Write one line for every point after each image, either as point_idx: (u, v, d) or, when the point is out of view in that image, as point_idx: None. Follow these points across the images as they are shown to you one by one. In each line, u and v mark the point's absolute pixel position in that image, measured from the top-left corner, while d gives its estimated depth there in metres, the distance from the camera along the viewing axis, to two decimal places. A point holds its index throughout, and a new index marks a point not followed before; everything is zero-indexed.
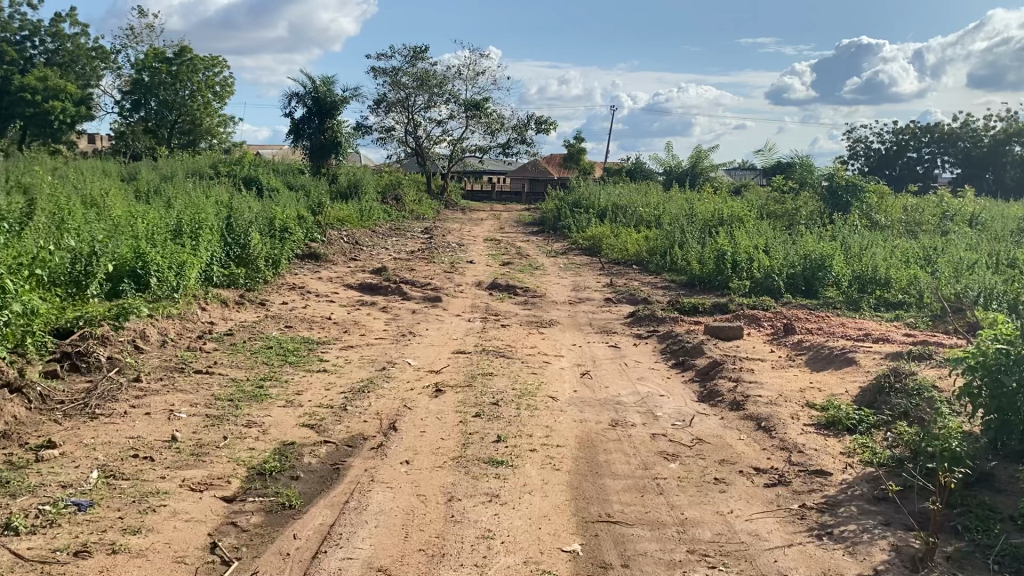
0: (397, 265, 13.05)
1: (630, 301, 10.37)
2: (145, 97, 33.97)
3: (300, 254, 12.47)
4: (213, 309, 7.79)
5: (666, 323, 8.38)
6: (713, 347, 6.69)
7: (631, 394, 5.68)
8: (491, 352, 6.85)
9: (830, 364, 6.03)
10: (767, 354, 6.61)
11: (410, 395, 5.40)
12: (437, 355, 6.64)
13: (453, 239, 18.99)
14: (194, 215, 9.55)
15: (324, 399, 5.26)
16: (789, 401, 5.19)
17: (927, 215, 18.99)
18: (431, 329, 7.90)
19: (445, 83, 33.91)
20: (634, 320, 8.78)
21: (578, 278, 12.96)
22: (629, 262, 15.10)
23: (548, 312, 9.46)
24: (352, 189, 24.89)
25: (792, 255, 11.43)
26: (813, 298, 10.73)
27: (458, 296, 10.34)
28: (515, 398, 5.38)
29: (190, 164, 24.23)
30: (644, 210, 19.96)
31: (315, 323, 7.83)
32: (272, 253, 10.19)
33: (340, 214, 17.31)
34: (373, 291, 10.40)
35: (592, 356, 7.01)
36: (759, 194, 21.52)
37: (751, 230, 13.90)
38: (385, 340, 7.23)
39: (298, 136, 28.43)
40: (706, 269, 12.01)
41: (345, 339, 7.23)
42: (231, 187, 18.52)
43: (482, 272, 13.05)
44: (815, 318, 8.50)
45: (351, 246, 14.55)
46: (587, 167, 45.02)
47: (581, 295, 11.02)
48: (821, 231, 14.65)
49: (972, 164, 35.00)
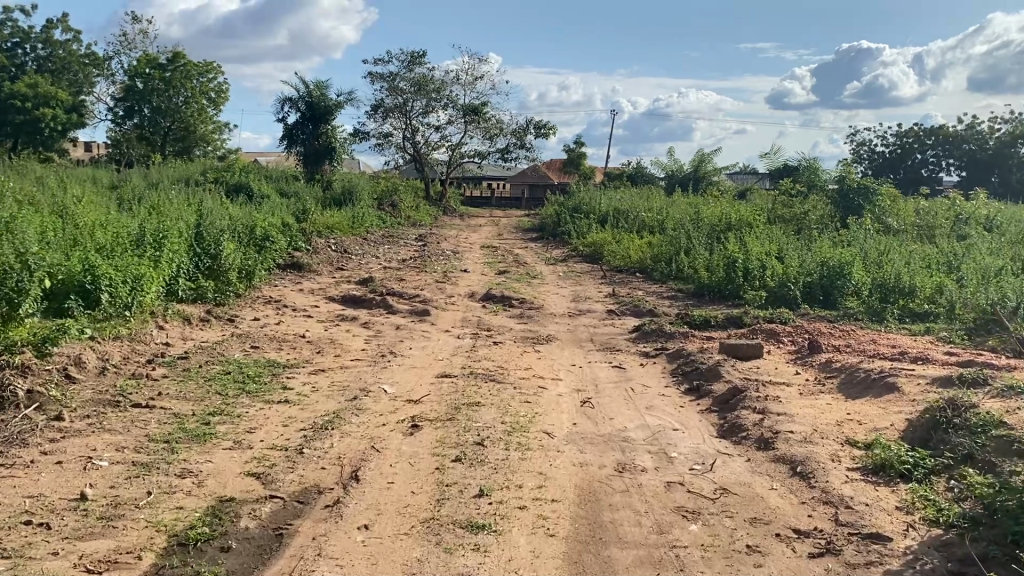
0: (386, 275, 12.29)
1: (635, 312, 9.60)
2: (138, 103, 33.29)
3: (282, 265, 11.72)
4: (173, 328, 7.02)
5: (676, 340, 7.61)
6: (731, 370, 5.91)
7: (639, 428, 4.89)
8: (479, 376, 6.06)
9: (868, 391, 5.23)
10: (793, 378, 5.83)
11: (380, 433, 4.61)
12: (418, 380, 5.86)
13: (449, 246, 18.23)
14: (160, 223, 8.77)
15: (278, 439, 4.47)
16: (826, 439, 4.39)
17: (941, 219, 18.22)
18: (414, 348, 7.13)
19: (443, 88, 33.24)
20: (640, 335, 8.00)
21: (579, 287, 12.19)
22: (632, 270, 14.33)
23: (545, 326, 8.69)
24: (347, 195, 24.14)
25: (808, 263, 10.66)
26: (832, 308, 9.94)
27: (449, 309, 9.57)
28: (503, 435, 4.59)
29: (180, 171, 23.53)
30: (647, 215, 19.21)
31: (286, 343, 7.05)
32: (248, 264, 9.42)
33: (330, 221, 16.57)
34: (357, 304, 9.63)
35: (594, 378, 6.23)
36: (766, 197, 20.78)
37: (760, 235, 13.13)
38: (362, 363, 6.45)
39: (292, 142, 27.61)
40: (715, 277, 11.24)
41: (316, 361, 6.45)
42: (218, 194, 17.80)
43: (476, 282, 12.29)
44: (839, 332, 7.71)
45: (338, 255, 13.81)
46: (588, 172, 44.30)
47: (582, 306, 10.25)
48: (834, 236, 13.89)
49: (978, 167, 34.18)
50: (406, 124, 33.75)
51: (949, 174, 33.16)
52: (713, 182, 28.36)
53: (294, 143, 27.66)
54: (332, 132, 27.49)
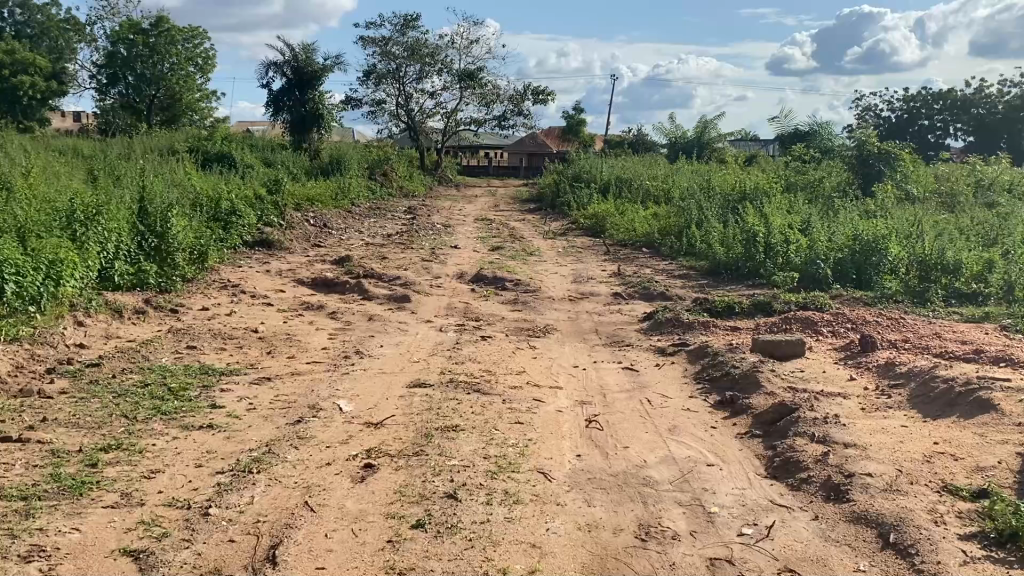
0: (368, 253, 11.13)
1: (645, 296, 8.45)
2: (122, 71, 31.72)
3: (249, 242, 10.55)
4: (95, 325, 5.86)
5: (695, 334, 6.46)
6: (770, 376, 4.76)
7: (661, 463, 3.75)
8: (460, 385, 4.90)
9: (952, 409, 4.09)
10: (849, 386, 4.70)
11: (322, 478, 3.47)
12: (384, 393, 4.72)
13: (441, 219, 17.04)
14: (95, 197, 7.57)
15: (182, 491, 3.33)
16: (919, 488, 3.25)
17: (965, 186, 16.97)
18: (386, 345, 5.97)
19: (437, 52, 31.77)
20: (653, 326, 6.86)
21: (580, 265, 11.03)
22: (637, 244, 13.15)
23: (542, 314, 7.54)
24: (334, 164, 22.89)
25: (837, 237, 9.49)
26: (866, 288, 8.79)
27: (433, 293, 8.43)
28: (484, 480, 3.45)
29: (159, 141, 22.25)
30: (651, 184, 18.01)
31: (231, 341, 5.90)
32: (203, 244, 8.21)
33: (312, 193, 15.34)
34: (328, 288, 8.46)
35: (602, 386, 5.10)
36: (778, 163, 19.54)
37: (778, 206, 11.93)
38: (318, 367, 5.30)
39: (278, 109, 26.19)
40: (732, 253, 10.08)
41: (263, 366, 5.30)
42: (195, 165, 16.59)
43: (466, 259, 11.14)
44: (887, 321, 6.58)
45: (317, 230, 12.65)
46: (588, 140, 42.91)
47: (584, 288, 9.10)
48: (858, 205, 12.71)
49: (986, 132, 32.65)
50: (399, 90, 32.33)
51: (958, 135, 31.72)
52: (718, 148, 27.10)
53: (279, 111, 26.18)
54: (320, 98, 26.09)
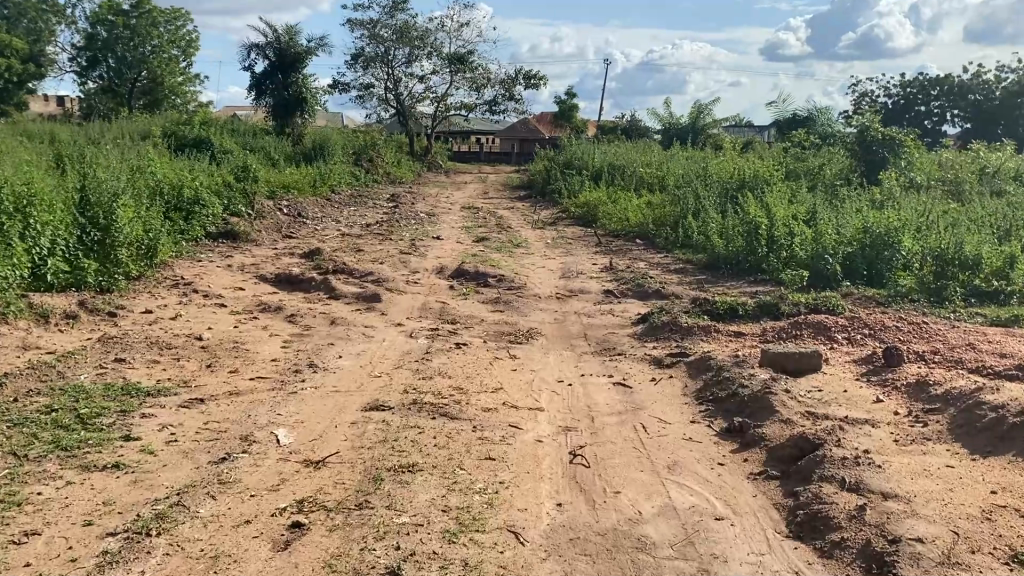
0: (343, 245, 10.41)
1: (639, 294, 7.76)
2: (102, 54, 30.79)
3: (213, 234, 9.81)
4: (11, 334, 5.12)
5: (695, 341, 5.77)
6: (785, 399, 4.07)
7: (660, 516, 3.07)
8: (424, 407, 4.21)
9: (1005, 444, 3.42)
10: (876, 411, 4.03)
11: (236, 544, 2.78)
12: (332, 421, 4.02)
13: (426, 207, 16.29)
14: (29, 186, 6.80)
15: (55, 564, 2.64)
16: (984, 560, 2.58)
17: (969, 174, 16.29)
18: (345, 356, 5.26)
19: (427, 35, 30.86)
20: (649, 331, 6.17)
21: (570, 259, 10.33)
22: (630, 235, 12.46)
23: (526, 315, 6.84)
24: (318, 150, 22.08)
25: (844, 229, 8.81)
26: (877, 285, 8.13)
27: (408, 291, 7.73)
28: (439, 546, 2.76)
29: (134, 126, 21.37)
30: (645, 171, 17.33)
31: (169, 352, 5.18)
32: (153, 237, 7.47)
33: (288, 180, 14.57)
34: (293, 286, 7.73)
35: (589, 408, 4.41)
36: (775, 150, 18.85)
37: (780, 195, 11.26)
38: (262, 385, 4.59)
39: (260, 92, 25.30)
40: (732, 246, 9.40)
41: (198, 384, 4.58)
42: (167, 150, 15.77)
43: (448, 252, 10.44)
44: (908, 326, 5.91)
45: (291, 220, 11.93)
46: (581, 125, 42.07)
47: (573, 285, 8.40)
48: (863, 194, 12.04)
49: (983, 119, 31.83)
50: (388, 74, 31.43)
51: (954, 123, 31.06)
52: (713, 135, 26.36)
53: (262, 94, 25.30)
54: (304, 81, 25.22)
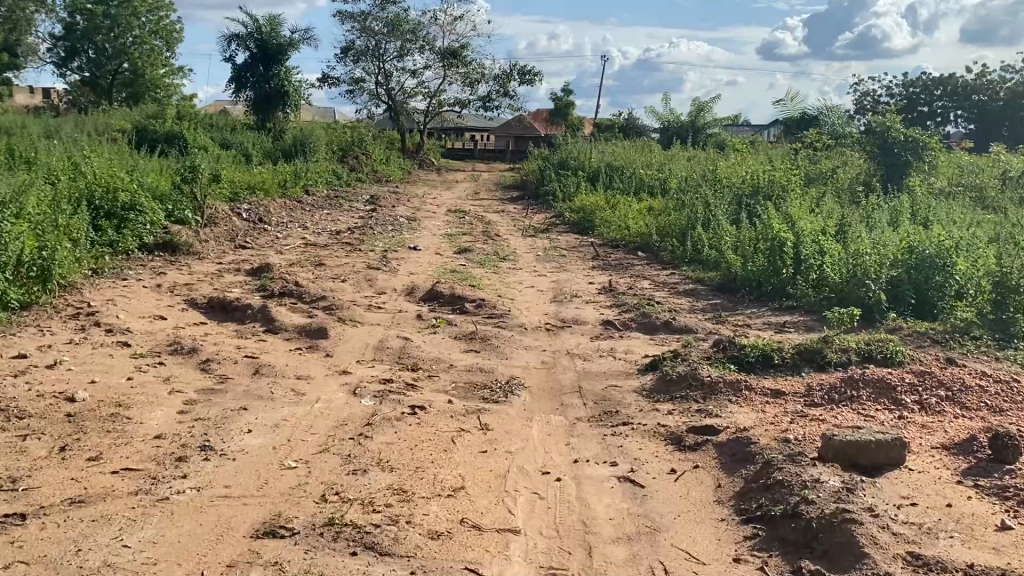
0: (304, 258, 9.08)
1: (645, 326, 6.43)
2: (81, 45, 29.43)
3: (149, 245, 8.43)
4: None
5: (722, 406, 4.46)
6: (875, 531, 2.77)
7: None
8: (343, 535, 2.88)
9: None
10: (1011, 551, 2.73)
11: None
12: (202, 566, 2.69)
13: (408, 211, 14.95)
14: None
15: None
16: None
17: (996, 178, 14.95)
18: (256, 431, 3.91)
19: (420, 29, 29.49)
20: (661, 384, 4.85)
21: (564, 275, 9.03)
22: (630, 246, 11.16)
23: (507, 357, 5.52)
24: (298, 145, 20.67)
25: (885, 247, 7.51)
26: (927, 316, 6.83)
27: (368, 320, 6.42)
28: None
29: (103, 119, 19.95)
30: (645, 173, 16.02)
31: (14, 427, 3.79)
32: (50, 255, 6.08)
33: (253, 180, 13.19)
34: (226, 314, 6.37)
35: (585, 526, 3.09)
36: (783, 151, 17.50)
37: (801, 203, 9.95)
38: (122, 488, 3.23)
39: (240, 85, 23.82)
40: (752, 265, 8.07)
41: (28, 487, 3.21)
42: (125, 147, 14.36)
43: (425, 266, 9.13)
44: (996, 385, 4.60)
45: (250, 227, 10.58)
46: (577, 123, 40.55)
47: (565, 312, 7.08)
48: (891, 202, 10.75)
49: (988, 118, 30.31)
50: (378, 69, 29.86)
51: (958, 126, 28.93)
52: (714, 134, 25.00)
53: (242, 87, 23.80)
54: (286, 74, 23.78)
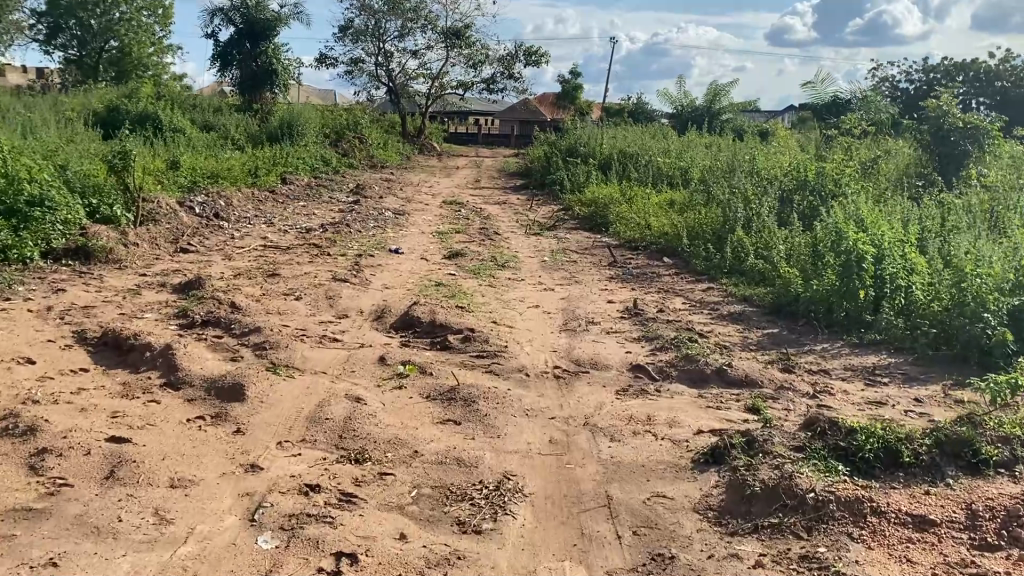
0: (255, 265, 7.36)
1: (691, 377, 4.72)
2: (65, 19, 27.24)
3: (59, 251, 6.71)
4: None
5: (844, 557, 2.74)
6: None
7: None
8: None
9: None
10: None
11: None
12: None
13: (398, 203, 13.19)
14: None
15: None
16: None
17: None
18: None
19: (422, 6, 27.49)
20: (735, 503, 3.12)
21: (576, 290, 7.31)
22: (651, 248, 9.42)
23: (499, 435, 3.80)
24: (286, 128, 18.81)
25: (993, 261, 5.74)
26: None
27: (311, 364, 4.70)
28: None
29: (74, 98, 18.15)
30: (664, 163, 14.19)
31: None
32: None
33: (219, 168, 11.44)
34: (120, 356, 4.68)
35: None
36: (815, 139, 15.66)
37: (863, 202, 8.17)
38: None
39: (225, 64, 21.98)
40: (817, 283, 6.32)
41: None
42: (77, 129, 12.57)
43: (405, 277, 7.39)
44: None
45: (202, 226, 8.86)
46: (584, 108, 38.49)
47: (580, 349, 5.37)
48: (968, 201, 8.90)
49: None
50: (378, 49, 27.91)
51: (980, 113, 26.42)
52: (731, 120, 23.06)
53: (227, 65, 21.98)
54: (275, 52, 21.92)
